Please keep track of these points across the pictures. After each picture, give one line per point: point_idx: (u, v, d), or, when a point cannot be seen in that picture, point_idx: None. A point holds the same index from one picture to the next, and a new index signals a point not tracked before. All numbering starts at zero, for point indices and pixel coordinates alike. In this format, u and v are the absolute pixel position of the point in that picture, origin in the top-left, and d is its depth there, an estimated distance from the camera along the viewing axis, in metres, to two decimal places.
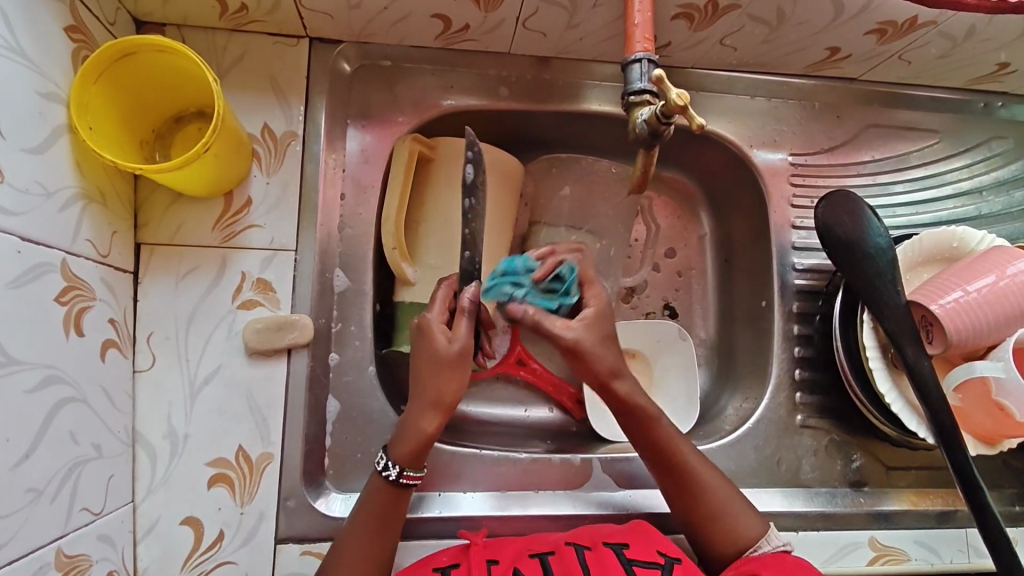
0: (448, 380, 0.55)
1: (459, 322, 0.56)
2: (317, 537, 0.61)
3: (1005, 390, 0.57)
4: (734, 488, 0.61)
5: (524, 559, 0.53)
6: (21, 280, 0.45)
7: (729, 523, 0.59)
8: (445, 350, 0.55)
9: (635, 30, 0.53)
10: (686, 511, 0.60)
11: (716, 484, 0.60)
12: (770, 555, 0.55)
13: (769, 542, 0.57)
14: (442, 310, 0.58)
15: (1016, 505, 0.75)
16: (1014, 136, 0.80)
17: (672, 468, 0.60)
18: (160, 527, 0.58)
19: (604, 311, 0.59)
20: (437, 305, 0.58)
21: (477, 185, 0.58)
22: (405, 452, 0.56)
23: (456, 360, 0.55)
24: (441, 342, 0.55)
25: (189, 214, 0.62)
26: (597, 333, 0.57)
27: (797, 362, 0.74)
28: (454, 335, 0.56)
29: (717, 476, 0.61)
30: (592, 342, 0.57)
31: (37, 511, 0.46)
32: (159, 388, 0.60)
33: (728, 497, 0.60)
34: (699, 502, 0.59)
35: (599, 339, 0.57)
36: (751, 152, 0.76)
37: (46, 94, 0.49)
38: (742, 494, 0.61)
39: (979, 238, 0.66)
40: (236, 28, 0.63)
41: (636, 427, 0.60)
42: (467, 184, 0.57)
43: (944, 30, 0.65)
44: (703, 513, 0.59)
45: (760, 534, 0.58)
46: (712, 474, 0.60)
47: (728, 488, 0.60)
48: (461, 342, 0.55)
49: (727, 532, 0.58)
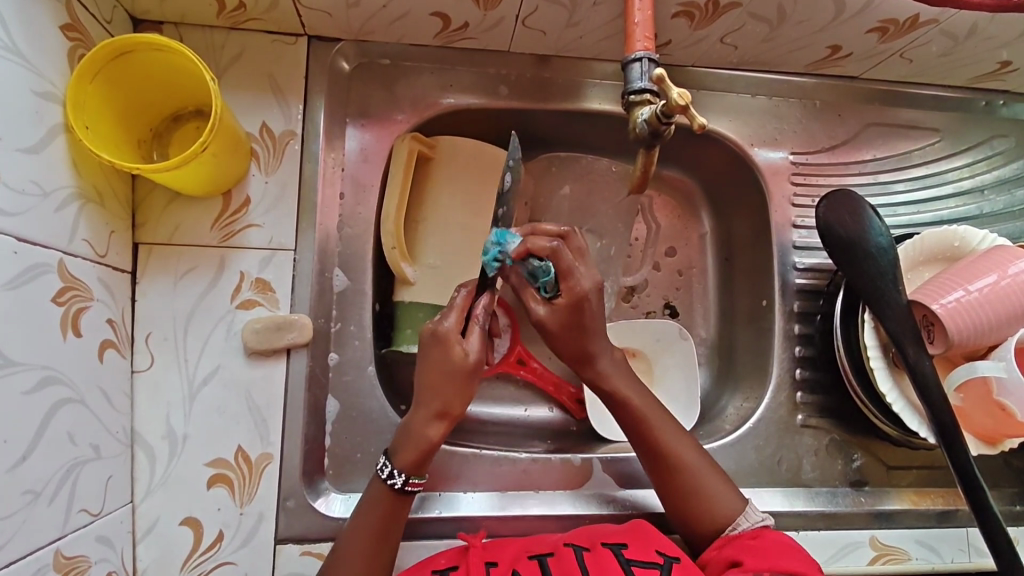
0: (456, 391, 0.55)
1: (472, 333, 0.56)
2: (317, 538, 0.61)
3: (1006, 390, 0.57)
4: (715, 466, 0.61)
5: (523, 560, 0.52)
6: (18, 281, 0.45)
7: (706, 500, 0.59)
8: (458, 357, 0.55)
9: (635, 29, 0.52)
10: (664, 488, 0.60)
11: (694, 461, 0.60)
12: (750, 536, 0.56)
13: (748, 518, 0.57)
14: (459, 318, 0.56)
15: (1016, 504, 0.75)
16: (1015, 135, 0.80)
17: (648, 444, 0.61)
18: (159, 528, 0.58)
19: (577, 305, 0.58)
20: (453, 312, 0.56)
21: (511, 193, 0.53)
22: (409, 460, 0.55)
23: (468, 372, 0.55)
24: (458, 351, 0.55)
25: (188, 213, 0.61)
26: (568, 321, 0.59)
27: (798, 361, 0.74)
28: (469, 346, 0.56)
29: (696, 454, 0.61)
30: (557, 329, 0.60)
31: (35, 512, 0.46)
32: (157, 388, 0.59)
33: (707, 475, 0.60)
34: (675, 479, 0.60)
35: (564, 325, 0.60)
36: (752, 150, 0.76)
37: (41, 93, 0.48)
38: (725, 473, 0.61)
39: (981, 237, 0.66)
40: (235, 26, 0.63)
41: (610, 399, 0.62)
42: (503, 191, 0.53)
43: (946, 28, 0.64)
44: (680, 491, 0.59)
45: (738, 511, 0.58)
46: (690, 452, 0.61)
47: (707, 466, 0.60)
48: (475, 355, 0.56)
49: (704, 509, 0.59)
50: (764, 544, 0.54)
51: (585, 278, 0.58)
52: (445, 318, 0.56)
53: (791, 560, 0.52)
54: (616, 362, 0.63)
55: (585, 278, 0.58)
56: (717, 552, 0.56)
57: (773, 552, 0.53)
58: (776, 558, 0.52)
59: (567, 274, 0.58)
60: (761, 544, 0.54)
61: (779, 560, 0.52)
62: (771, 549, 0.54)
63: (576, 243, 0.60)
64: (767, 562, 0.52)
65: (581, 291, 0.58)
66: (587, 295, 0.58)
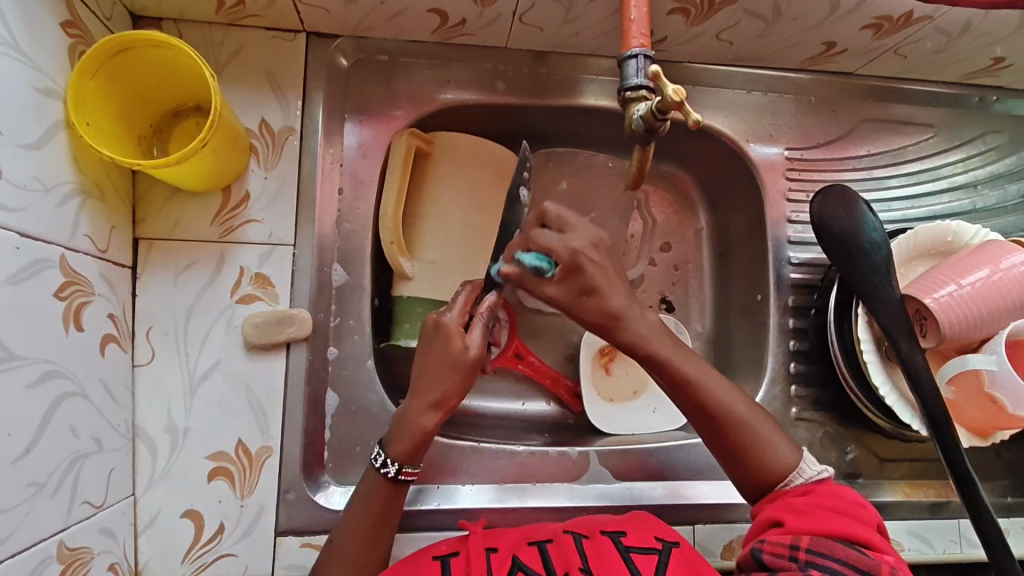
0: (453, 381, 0.56)
1: (473, 327, 0.58)
2: (317, 529, 0.62)
3: (997, 382, 0.58)
4: (762, 410, 0.58)
5: (523, 547, 0.53)
6: (21, 275, 0.46)
7: (759, 446, 0.56)
8: (459, 351, 0.56)
9: (631, 26, 0.53)
10: (720, 444, 0.57)
11: (745, 407, 0.57)
12: (799, 492, 0.54)
13: (801, 475, 0.55)
14: (460, 313, 0.59)
15: (1007, 496, 0.76)
16: (1008, 130, 0.81)
17: (699, 400, 0.57)
18: (160, 520, 0.59)
19: (574, 264, 0.56)
20: (456, 308, 0.59)
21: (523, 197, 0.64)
22: (404, 449, 0.56)
23: (465, 365, 0.56)
24: (458, 344, 0.56)
25: (188, 208, 0.62)
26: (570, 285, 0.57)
27: (792, 355, 0.75)
28: (469, 341, 0.57)
29: (744, 400, 0.58)
30: (569, 299, 0.57)
31: (39, 504, 0.46)
32: (158, 382, 0.60)
33: (761, 422, 0.57)
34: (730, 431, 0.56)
35: (577, 293, 0.57)
36: (747, 145, 0.76)
37: (42, 89, 0.49)
38: (774, 419, 0.58)
39: (974, 231, 0.67)
40: (233, 23, 0.63)
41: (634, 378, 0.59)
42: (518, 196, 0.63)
43: (939, 25, 0.65)
44: (733, 441, 0.56)
45: (795, 464, 0.56)
46: (738, 398, 0.58)
47: (755, 409, 0.58)
48: (474, 347, 0.57)
49: (758, 455, 0.56)
50: (812, 502, 0.52)
51: (573, 239, 0.56)
52: (447, 312, 0.58)
53: (838, 519, 0.50)
54: (657, 313, 0.58)
55: (574, 238, 0.56)
56: (765, 507, 0.55)
57: (823, 513, 0.51)
58: (823, 519, 0.50)
59: (549, 246, 0.56)
60: (808, 503, 0.52)
61: (825, 521, 0.50)
62: (819, 509, 0.52)
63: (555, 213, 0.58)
64: (811, 522, 0.50)
65: (572, 252, 0.56)
66: (578, 253, 0.56)
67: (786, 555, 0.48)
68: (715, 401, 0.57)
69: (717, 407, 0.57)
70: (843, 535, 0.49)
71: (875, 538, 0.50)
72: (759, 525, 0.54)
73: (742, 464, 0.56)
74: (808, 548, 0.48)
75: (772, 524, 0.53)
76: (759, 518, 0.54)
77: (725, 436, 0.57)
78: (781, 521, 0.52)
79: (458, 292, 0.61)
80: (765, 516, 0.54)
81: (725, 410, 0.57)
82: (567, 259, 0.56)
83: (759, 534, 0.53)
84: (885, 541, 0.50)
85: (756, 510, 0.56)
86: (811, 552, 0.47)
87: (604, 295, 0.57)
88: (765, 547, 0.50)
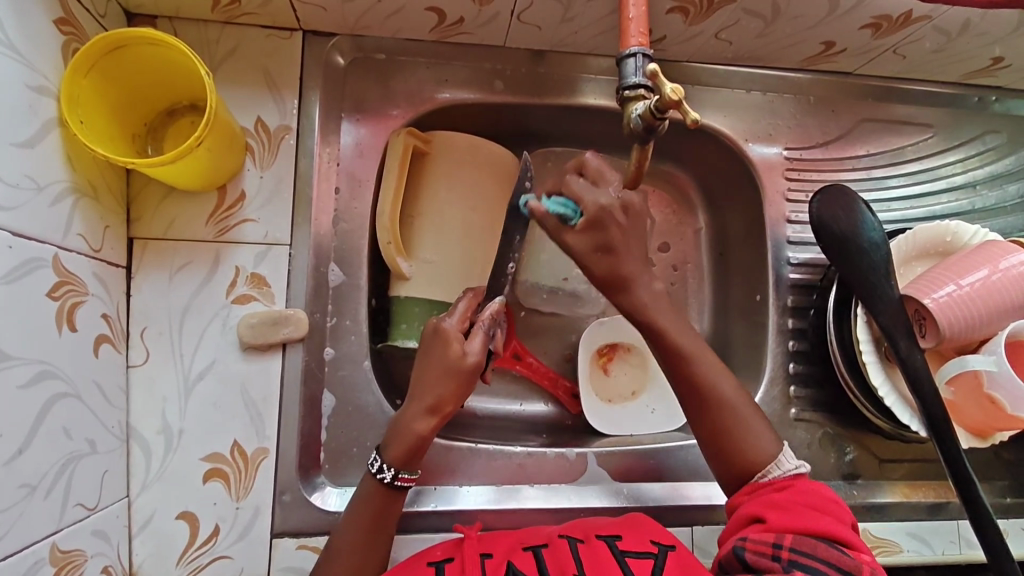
0: (448, 387, 0.56)
1: (474, 335, 0.58)
2: (313, 531, 0.61)
3: (997, 383, 0.57)
4: (759, 412, 0.58)
5: (517, 551, 0.53)
6: (14, 275, 0.45)
7: (757, 450, 0.56)
8: (456, 358, 0.56)
9: (630, 24, 0.53)
10: (716, 449, 0.57)
11: (745, 412, 0.57)
12: (777, 487, 0.53)
13: (778, 467, 0.55)
14: (461, 322, 0.59)
15: (1007, 497, 0.76)
16: (1007, 131, 0.81)
17: (696, 396, 0.57)
18: (154, 523, 0.58)
19: (599, 221, 0.53)
20: (456, 315, 0.59)
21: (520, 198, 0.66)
22: (399, 455, 0.56)
23: (464, 371, 0.56)
24: (455, 351, 0.56)
25: (184, 208, 0.61)
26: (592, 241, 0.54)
27: (792, 355, 0.75)
28: (468, 346, 0.57)
29: (745, 400, 0.58)
30: (584, 252, 0.55)
31: (31, 506, 0.46)
32: (153, 383, 0.59)
33: (755, 425, 0.57)
34: (727, 436, 0.56)
35: (592, 248, 0.54)
36: (746, 145, 0.76)
37: (35, 87, 0.48)
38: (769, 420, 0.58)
39: (973, 231, 0.66)
40: (229, 21, 0.63)
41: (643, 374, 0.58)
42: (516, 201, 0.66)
43: (938, 24, 0.65)
44: (732, 445, 0.56)
45: (773, 455, 0.56)
46: (740, 396, 0.57)
47: (754, 412, 0.57)
48: (474, 354, 0.57)
49: (755, 459, 0.56)
50: (791, 499, 0.52)
51: (604, 194, 0.54)
52: (447, 319, 0.59)
53: (818, 517, 0.50)
54: (656, 312, 0.57)
55: (604, 195, 0.54)
56: (744, 502, 0.54)
57: (802, 510, 0.51)
58: (804, 517, 0.50)
59: (579, 196, 0.53)
60: (788, 500, 0.52)
61: (807, 519, 0.50)
62: (800, 506, 0.51)
63: (593, 164, 0.55)
64: (793, 520, 0.50)
65: (601, 210, 0.53)
66: (605, 211, 0.53)
67: (768, 554, 0.48)
68: (713, 398, 0.57)
69: (714, 403, 0.57)
70: (824, 534, 0.49)
71: (852, 536, 0.50)
72: (738, 519, 0.53)
73: (735, 468, 0.56)
74: (790, 547, 0.48)
75: (752, 520, 0.52)
76: (739, 514, 0.53)
77: (723, 442, 0.56)
78: (762, 517, 0.51)
79: (460, 299, 0.62)
80: (746, 512, 0.53)
81: (723, 407, 0.57)
82: (593, 213, 0.53)
83: (737, 529, 0.53)
84: (859, 539, 0.51)
85: (734, 503, 0.55)
86: (794, 552, 0.47)
87: (619, 259, 0.55)
88: (747, 545, 0.50)
